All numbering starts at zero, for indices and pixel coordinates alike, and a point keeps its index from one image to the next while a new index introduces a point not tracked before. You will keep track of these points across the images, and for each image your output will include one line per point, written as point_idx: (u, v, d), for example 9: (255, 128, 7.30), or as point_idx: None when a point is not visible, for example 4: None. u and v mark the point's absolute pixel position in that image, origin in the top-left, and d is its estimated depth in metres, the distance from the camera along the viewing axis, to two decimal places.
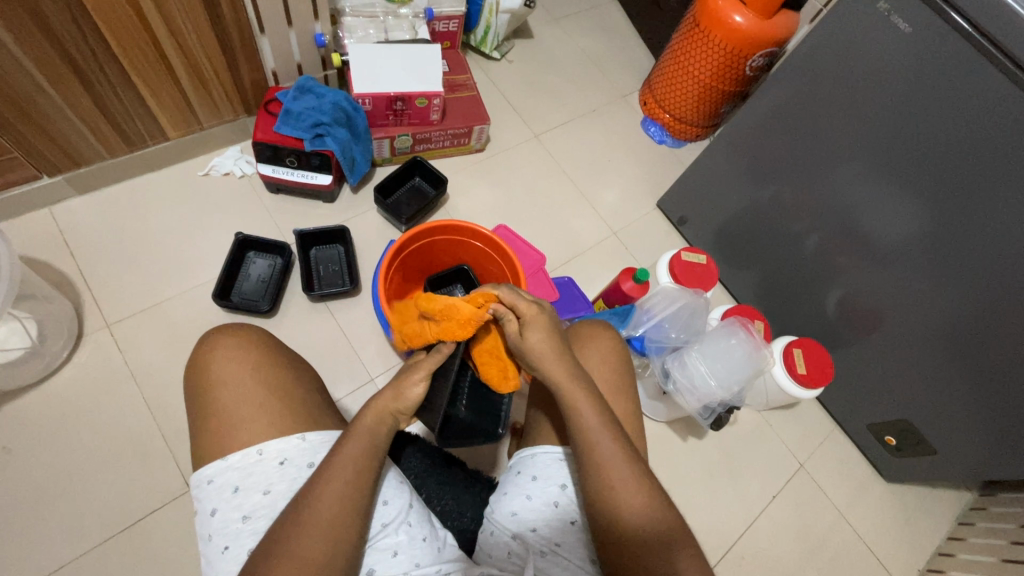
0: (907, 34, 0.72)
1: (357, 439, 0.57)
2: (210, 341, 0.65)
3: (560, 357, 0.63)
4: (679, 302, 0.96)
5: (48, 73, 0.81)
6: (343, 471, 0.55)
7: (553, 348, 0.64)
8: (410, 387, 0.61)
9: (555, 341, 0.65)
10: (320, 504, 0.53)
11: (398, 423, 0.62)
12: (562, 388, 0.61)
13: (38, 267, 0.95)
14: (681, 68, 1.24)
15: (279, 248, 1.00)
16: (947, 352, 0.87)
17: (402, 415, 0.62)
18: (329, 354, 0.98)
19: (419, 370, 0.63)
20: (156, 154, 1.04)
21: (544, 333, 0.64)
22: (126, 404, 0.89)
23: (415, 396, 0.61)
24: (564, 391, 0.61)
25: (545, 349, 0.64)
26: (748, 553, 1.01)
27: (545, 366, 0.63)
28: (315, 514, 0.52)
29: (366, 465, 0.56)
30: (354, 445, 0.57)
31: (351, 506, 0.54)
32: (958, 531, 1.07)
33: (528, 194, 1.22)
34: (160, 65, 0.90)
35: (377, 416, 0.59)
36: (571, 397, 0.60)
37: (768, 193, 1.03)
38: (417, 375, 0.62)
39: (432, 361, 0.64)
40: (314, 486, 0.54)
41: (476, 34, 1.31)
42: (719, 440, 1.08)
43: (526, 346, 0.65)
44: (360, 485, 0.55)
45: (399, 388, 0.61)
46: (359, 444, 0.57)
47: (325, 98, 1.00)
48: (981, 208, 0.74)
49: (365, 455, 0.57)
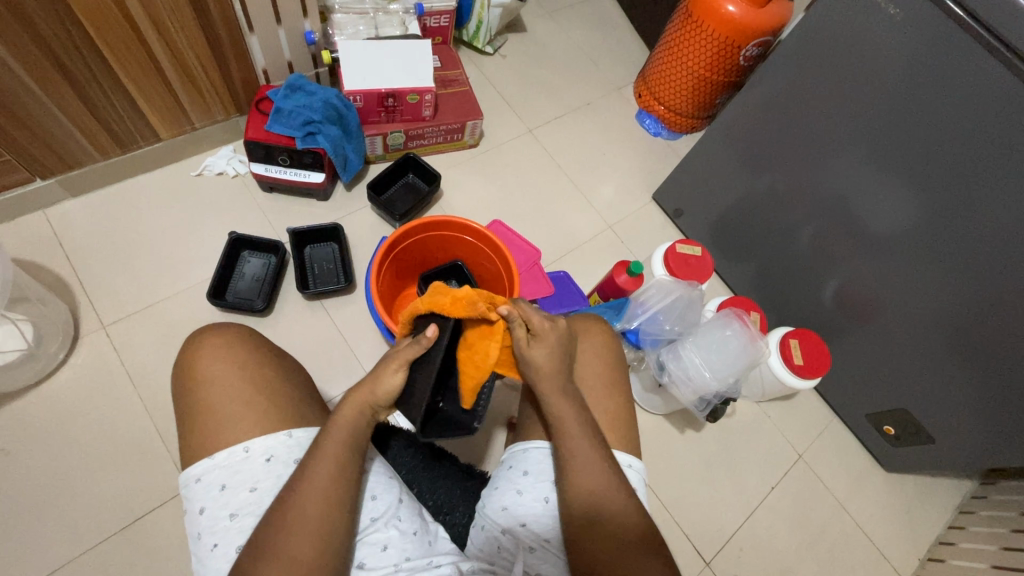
0: (897, 19, 0.72)
1: (333, 436, 0.57)
2: (198, 340, 0.65)
3: (558, 380, 0.62)
4: (673, 294, 0.95)
5: (36, 77, 0.81)
6: (325, 467, 0.55)
7: (553, 367, 0.62)
8: (386, 377, 0.59)
9: (559, 363, 0.63)
10: (305, 503, 0.53)
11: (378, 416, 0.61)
12: (551, 402, 0.62)
13: (33, 270, 0.95)
14: (675, 58, 1.24)
15: (273, 247, 1.01)
16: (946, 341, 0.87)
17: (382, 408, 0.60)
18: (324, 352, 0.98)
19: (395, 361, 0.60)
20: (148, 155, 1.04)
21: (551, 354, 0.62)
22: (123, 405, 0.90)
23: (393, 385, 0.59)
24: (553, 411, 0.61)
25: (547, 367, 0.62)
26: (747, 545, 1.01)
27: (544, 381, 0.62)
28: (300, 512, 0.52)
29: (348, 462, 0.56)
30: (334, 440, 0.56)
31: (337, 503, 0.54)
32: (959, 520, 1.07)
33: (523, 188, 1.22)
34: (149, 66, 0.90)
35: (355, 409, 0.59)
36: (557, 412, 0.61)
37: (764, 183, 1.02)
38: (393, 365, 0.60)
39: (407, 353, 0.60)
40: (298, 480, 0.54)
41: (468, 29, 1.30)
42: (717, 431, 1.08)
43: (528, 357, 0.62)
44: (342, 485, 0.55)
45: (375, 380, 0.60)
46: (338, 440, 0.57)
47: (315, 96, 0.99)
48: (974, 195, 0.74)
49: (346, 451, 0.56)
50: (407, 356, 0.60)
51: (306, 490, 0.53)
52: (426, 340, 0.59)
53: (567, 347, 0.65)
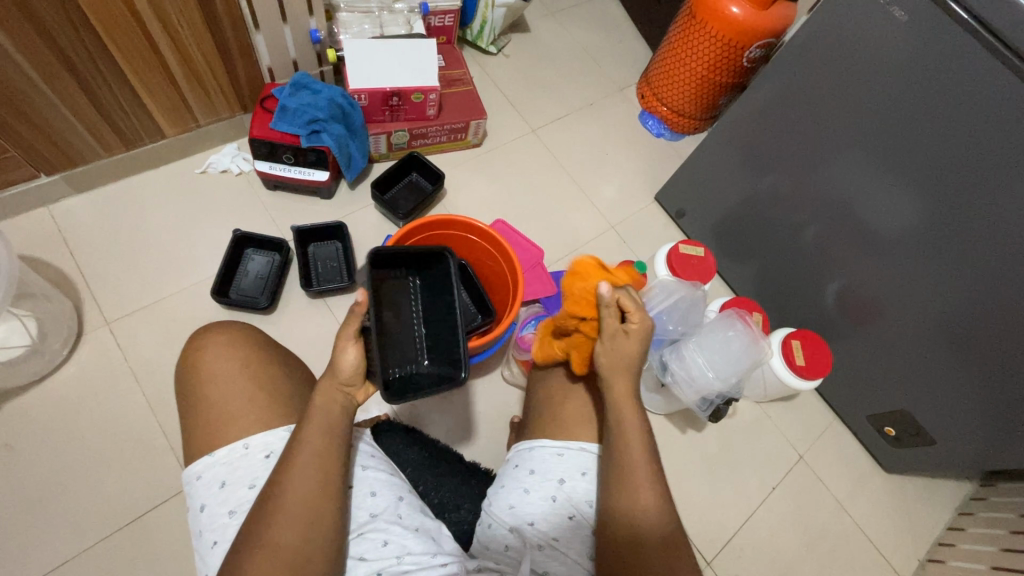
0: (902, 23, 0.72)
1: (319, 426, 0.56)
2: (202, 337, 0.66)
3: (631, 373, 0.63)
4: (676, 294, 0.94)
5: (43, 73, 0.81)
6: (306, 463, 0.54)
7: (629, 364, 0.63)
8: (340, 356, 0.58)
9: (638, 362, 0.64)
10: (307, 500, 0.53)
11: (352, 396, 0.60)
12: (616, 403, 0.62)
13: (37, 266, 0.95)
14: (678, 60, 1.24)
15: (277, 245, 1.01)
16: (947, 343, 0.87)
17: (353, 388, 0.60)
18: (327, 350, 0.98)
19: (343, 338, 0.59)
20: (151, 153, 1.04)
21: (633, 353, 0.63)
22: (126, 401, 0.90)
23: (349, 363, 0.58)
24: (616, 409, 0.62)
25: (625, 365, 0.63)
26: (747, 545, 1.01)
27: (617, 381, 0.63)
28: (304, 508, 0.52)
29: (335, 454, 0.56)
30: (312, 432, 0.56)
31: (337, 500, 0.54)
32: (958, 522, 1.07)
33: (526, 188, 1.22)
34: (155, 63, 0.90)
35: (328, 395, 0.58)
36: (618, 412, 0.62)
37: (767, 184, 1.02)
38: (343, 344, 0.59)
39: (349, 325, 0.59)
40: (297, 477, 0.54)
41: (472, 28, 1.30)
42: (718, 432, 1.08)
43: (611, 350, 0.63)
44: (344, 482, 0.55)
45: (332, 364, 0.59)
46: (318, 429, 0.56)
47: (321, 94, 0.99)
48: (977, 198, 0.74)
49: (326, 441, 0.56)
50: (353, 329, 0.59)
51: (307, 486, 0.53)
52: (359, 307, 0.59)
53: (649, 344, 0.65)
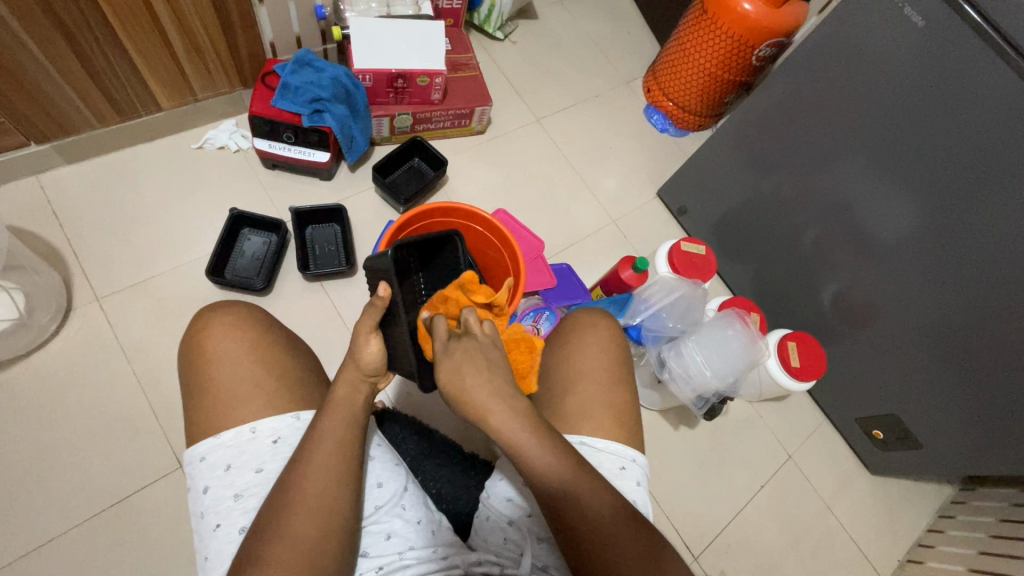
0: (919, 26, 0.71)
1: (323, 429, 0.55)
2: (205, 318, 0.64)
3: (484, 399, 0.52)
4: (676, 293, 0.96)
5: (36, 36, 0.78)
6: (314, 476, 0.53)
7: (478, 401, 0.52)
8: (363, 345, 0.58)
9: (476, 393, 0.52)
10: (317, 454, 0.54)
11: (375, 383, 0.61)
12: (505, 439, 0.53)
13: (25, 238, 0.92)
14: (685, 55, 1.23)
15: (275, 225, 0.99)
16: (942, 351, 0.88)
17: (377, 377, 0.60)
18: (323, 334, 0.97)
19: (363, 329, 0.58)
20: (149, 126, 1.01)
21: (456, 373, 0.53)
22: (117, 379, 0.88)
23: (373, 352, 0.58)
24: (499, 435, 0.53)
25: (467, 393, 0.52)
26: (735, 542, 1.02)
27: (490, 425, 0.53)
28: (295, 467, 0.53)
29: (331, 485, 0.53)
30: (315, 478, 0.53)
31: (327, 493, 0.53)
32: (938, 524, 1.10)
33: (528, 178, 1.21)
34: (153, 31, 0.87)
35: (351, 385, 0.58)
36: (511, 443, 0.53)
37: (771, 184, 1.02)
38: (364, 334, 0.58)
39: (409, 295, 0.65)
40: (311, 431, 0.55)
41: (480, 13, 1.28)
42: (711, 429, 1.09)
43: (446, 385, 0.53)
44: (334, 481, 0.54)
45: (354, 355, 0.58)
46: (322, 470, 0.53)
47: (324, 73, 0.97)
48: (977, 206, 0.75)
49: (324, 481, 0.53)
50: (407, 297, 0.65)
51: (292, 481, 0.53)
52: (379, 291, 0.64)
53: (472, 362, 0.53)
